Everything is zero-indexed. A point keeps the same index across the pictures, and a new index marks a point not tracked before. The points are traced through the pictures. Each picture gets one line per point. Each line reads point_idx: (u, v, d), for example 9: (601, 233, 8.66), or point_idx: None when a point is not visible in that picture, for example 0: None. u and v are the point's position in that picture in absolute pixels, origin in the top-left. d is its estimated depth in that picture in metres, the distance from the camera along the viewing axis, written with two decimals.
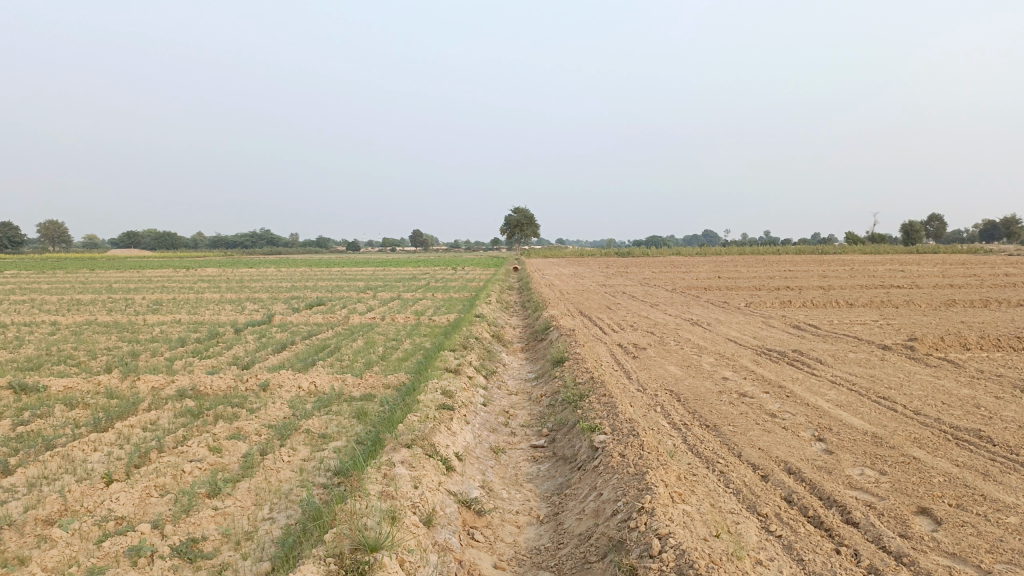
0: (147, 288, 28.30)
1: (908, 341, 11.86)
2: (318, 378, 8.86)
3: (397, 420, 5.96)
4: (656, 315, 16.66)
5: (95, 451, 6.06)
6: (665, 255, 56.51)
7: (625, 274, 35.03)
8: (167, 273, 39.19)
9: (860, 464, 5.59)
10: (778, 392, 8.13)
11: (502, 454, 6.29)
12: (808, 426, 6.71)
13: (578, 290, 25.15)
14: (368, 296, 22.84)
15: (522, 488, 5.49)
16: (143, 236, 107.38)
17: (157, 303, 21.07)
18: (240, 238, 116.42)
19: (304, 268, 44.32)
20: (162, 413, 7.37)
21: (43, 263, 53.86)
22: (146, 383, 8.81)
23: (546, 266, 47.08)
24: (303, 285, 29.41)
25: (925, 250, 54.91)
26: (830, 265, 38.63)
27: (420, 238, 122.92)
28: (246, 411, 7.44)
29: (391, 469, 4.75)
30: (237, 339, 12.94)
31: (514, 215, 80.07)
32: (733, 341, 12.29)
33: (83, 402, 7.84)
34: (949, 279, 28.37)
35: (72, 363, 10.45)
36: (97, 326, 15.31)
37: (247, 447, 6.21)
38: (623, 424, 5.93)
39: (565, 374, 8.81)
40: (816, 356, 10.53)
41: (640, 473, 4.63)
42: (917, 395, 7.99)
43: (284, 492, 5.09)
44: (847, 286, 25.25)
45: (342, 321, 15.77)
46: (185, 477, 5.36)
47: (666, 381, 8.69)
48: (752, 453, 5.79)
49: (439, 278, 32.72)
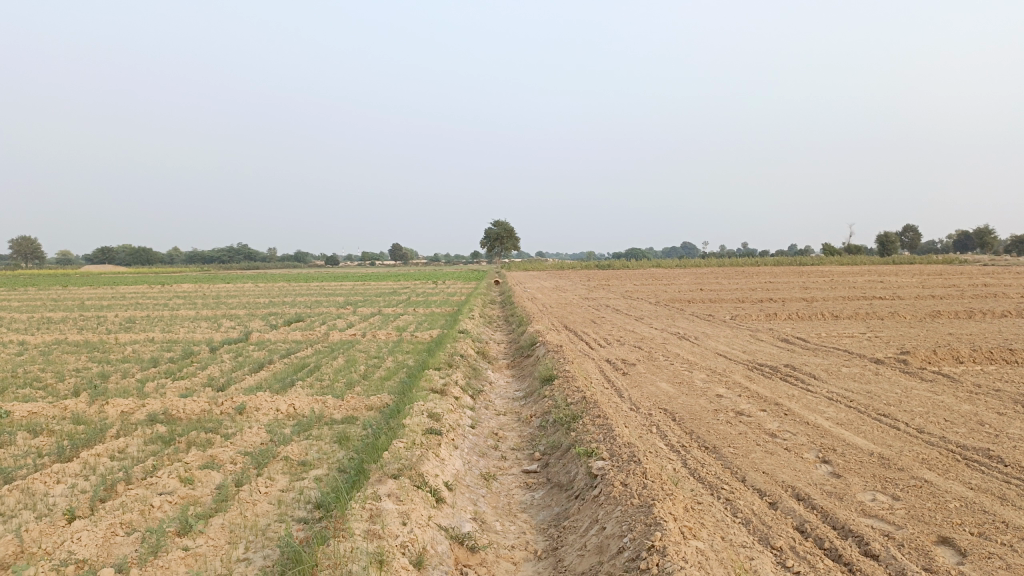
0: (120, 305, 27.58)
1: (900, 354, 11.66)
2: (297, 400, 8.47)
3: (383, 446, 5.61)
4: (642, 329, 16.39)
5: (58, 483, 5.65)
6: (645, 268, 56.46)
7: (607, 286, 34.88)
8: (141, 289, 38.62)
9: (870, 488, 5.32)
10: (775, 411, 7.86)
11: (493, 481, 5.95)
12: (811, 447, 6.45)
13: (561, 304, 24.84)
14: (348, 311, 22.37)
15: (516, 518, 5.16)
16: (118, 251, 105.74)
17: (131, 321, 20.46)
18: (217, 253, 115.06)
19: (282, 284, 43.52)
20: (131, 440, 6.95)
21: (11, 279, 52.93)
22: (114, 408, 8.36)
23: (527, 279, 46.97)
24: (282, 300, 28.93)
25: (900, 260, 55.42)
26: (810, 277, 38.76)
27: (400, 251, 122.74)
28: (221, 437, 7.05)
29: (377, 504, 4.40)
30: (213, 358, 12.49)
31: (494, 228, 79.90)
32: (723, 356, 12.03)
33: (48, 428, 7.39)
34: (929, 290, 28.51)
35: (38, 385, 9.96)
36: (67, 345, 14.77)
37: (221, 477, 5.82)
38: (622, 449, 5.63)
39: (554, 393, 8.49)
40: (810, 371, 10.29)
41: (646, 505, 4.32)
42: (918, 412, 7.75)
43: (261, 528, 4.72)
44: (832, 297, 25.18)
45: (323, 338, 15.36)
46: (154, 513, 4.98)
47: (660, 400, 8.39)
48: (757, 478, 5.51)
49: (421, 291, 32.46)
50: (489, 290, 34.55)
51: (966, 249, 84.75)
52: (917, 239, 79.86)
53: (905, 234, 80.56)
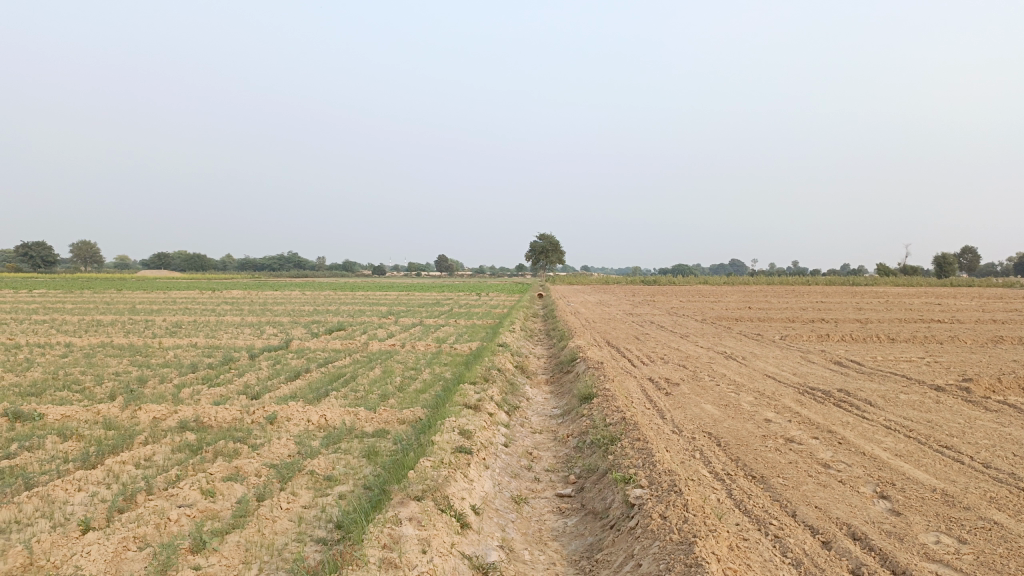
0: (169, 309, 28.03)
1: (962, 381, 11.02)
2: (329, 411, 8.28)
3: (408, 466, 5.36)
4: (688, 347, 15.93)
5: (79, 491, 5.52)
6: (693, 284, 55.54)
7: (653, 302, 34.28)
8: (191, 295, 39.35)
9: (934, 529, 4.87)
10: (828, 439, 7.41)
11: (525, 504, 5.65)
12: (868, 480, 6.01)
13: (605, 319, 24.39)
14: (389, 321, 22.31)
15: (546, 547, 4.85)
16: (172, 257, 108.33)
17: (176, 326, 20.65)
18: (267, 261, 117.03)
19: (327, 293, 43.83)
20: (158, 448, 6.82)
21: (69, 281, 55.11)
22: (146, 414, 8.27)
23: (572, 293, 46.75)
24: (325, 308, 29.05)
25: (958, 283, 53.59)
26: (862, 297, 37.68)
27: (445, 263, 123.54)
28: (249, 448, 6.87)
29: (396, 529, 4.13)
30: (250, 366, 12.44)
31: (540, 242, 79.76)
32: (771, 378, 11.54)
33: (77, 432, 7.32)
34: (990, 314, 27.33)
35: (76, 388, 9.98)
36: (110, 349, 14.90)
37: (244, 490, 5.62)
38: (662, 476, 5.28)
39: (593, 413, 8.15)
40: (865, 397, 9.76)
41: (686, 542, 3.98)
42: (983, 445, 7.21)
43: (277, 548, 4.49)
44: (887, 320, 24.26)
45: (362, 348, 15.23)
46: (170, 526, 4.79)
47: (704, 423, 8.00)
48: (808, 513, 5.11)
49: (464, 303, 32.32)
50: (533, 304, 34.25)
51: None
52: (975, 261, 77.28)
53: (964, 256, 78.12)
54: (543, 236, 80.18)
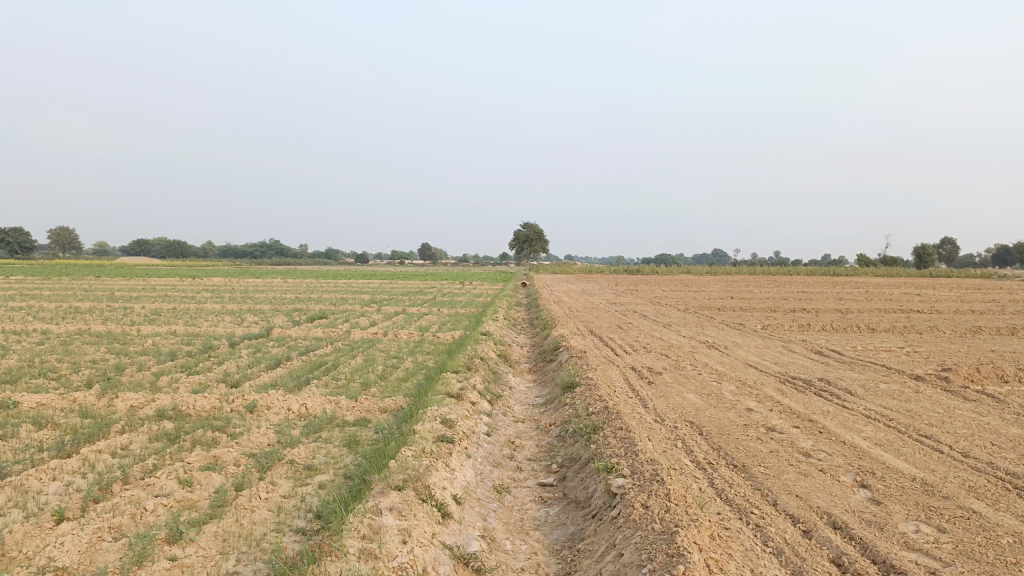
0: (148, 297, 27.74)
1: (941, 371, 11.11)
2: (310, 400, 8.20)
3: (390, 456, 5.31)
4: (670, 336, 15.97)
5: (53, 481, 5.42)
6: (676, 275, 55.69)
7: (636, 292, 34.37)
8: (171, 281, 39.03)
9: (914, 518, 4.89)
10: (809, 428, 7.44)
11: (506, 494, 5.62)
12: (848, 469, 6.03)
13: (588, 308, 24.40)
14: (372, 309, 22.20)
15: (528, 537, 4.82)
16: (152, 244, 107.27)
17: (156, 313, 20.44)
18: (249, 248, 116.12)
19: (309, 280, 43.53)
20: (135, 436, 6.73)
21: (46, 267, 54.42)
22: (124, 402, 8.16)
23: (555, 282, 46.73)
24: (307, 296, 28.88)
25: (937, 273, 54.14)
26: (843, 287, 37.96)
27: (429, 252, 123.26)
28: (228, 437, 6.79)
29: (376, 519, 4.08)
30: (230, 354, 12.32)
31: (523, 231, 79.70)
32: (753, 367, 11.58)
33: (53, 421, 7.20)
34: (968, 304, 27.62)
35: (52, 376, 9.84)
36: (88, 336, 14.71)
37: (222, 480, 5.55)
38: (644, 466, 5.26)
39: (576, 402, 8.13)
40: (846, 386, 9.82)
41: (668, 532, 3.96)
42: (962, 435, 7.26)
43: (256, 538, 4.43)
44: (867, 310, 24.43)
45: (344, 336, 15.14)
46: (147, 516, 4.72)
47: (686, 412, 8.00)
48: (790, 503, 5.11)
49: (447, 292, 32.25)
50: (516, 292, 34.21)
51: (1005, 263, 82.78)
52: (953, 252, 78.07)
53: (942, 247, 78.92)
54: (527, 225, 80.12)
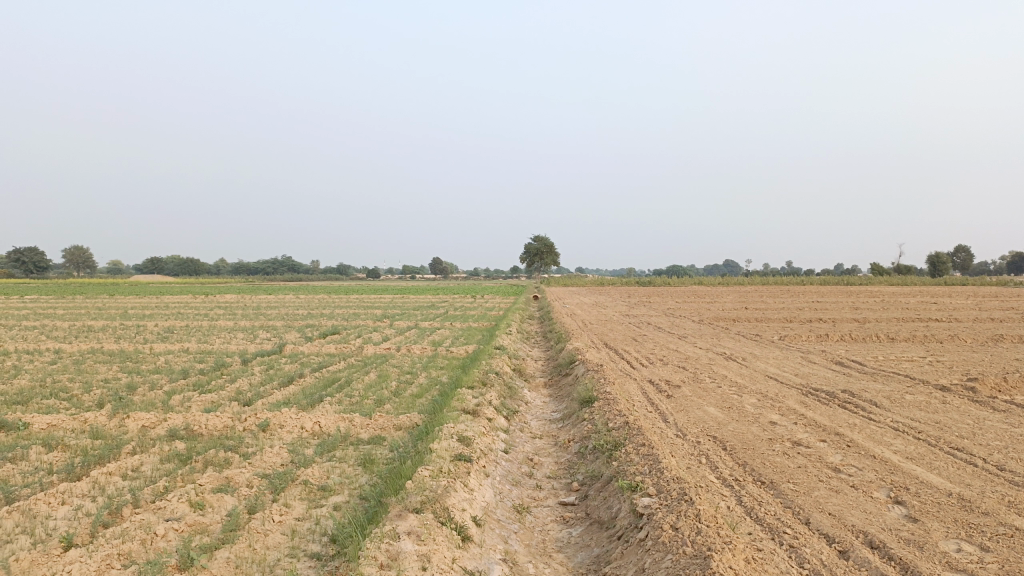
0: (161, 314, 27.73)
1: (967, 381, 10.85)
2: (323, 418, 8.06)
3: (406, 476, 5.15)
4: (686, 349, 15.75)
5: (62, 505, 5.29)
6: (687, 285, 55.42)
7: (649, 304, 34.12)
8: (183, 299, 39.15)
9: (954, 536, 4.68)
10: (836, 442, 7.22)
11: (527, 514, 5.45)
12: (881, 484, 5.82)
13: (601, 320, 24.18)
14: (384, 325, 22.08)
15: (551, 560, 4.65)
16: (165, 262, 107.89)
17: (168, 331, 20.38)
18: (260, 265, 116.33)
19: (320, 296, 43.45)
20: (146, 458, 6.59)
21: (61, 287, 54.75)
22: (135, 422, 8.03)
23: (567, 294, 46.56)
24: (319, 312, 28.78)
25: (952, 280, 53.62)
26: (857, 296, 37.61)
27: (440, 266, 123.51)
28: (240, 457, 6.64)
29: (395, 544, 3.92)
30: (243, 371, 12.21)
31: (535, 244, 79.55)
32: (773, 379, 11.36)
33: (63, 442, 7.08)
34: (987, 312, 27.25)
35: (63, 396, 9.73)
36: (100, 355, 14.63)
37: (234, 502, 5.39)
38: (670, 484, 5.08)
39: (594, 417, 7.95)
40: (870, 397, 9.58)
41: (701, 556, 3.78)
42: (996, 447, 7.03)
43: (269, 564, 4.27)
44: (885, 319, 24.11)
45: (356, 352, 15.02)
46: (157, 542, 4.57)
47: (708, 426, 7.81)
48: (822, 521, 4.91)
49: (459, 306, 32.16)
50: (527, 306, 34.03)
51: (1021, 270, 82.00)
52: (968, 259, 77.35)
53: (957, 255, 78.23)
54: (537, 238, 80.03)
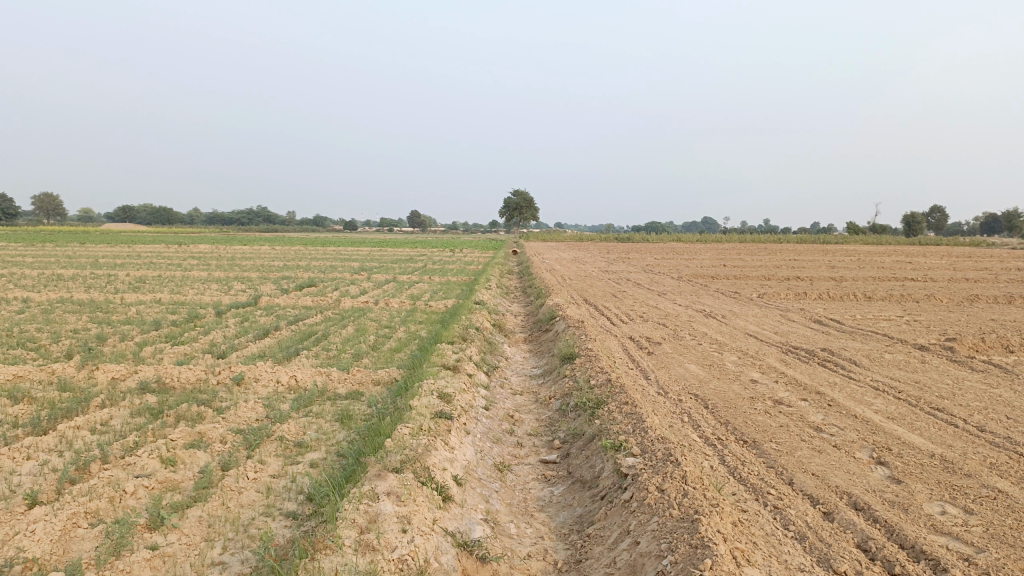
0: (133, 264, 27.24)
1: (944, 341, 10.90)
2: (300, 371, 7.90)
3: (385, 433, 5.02)
4: (666, 305, 15.71)
5: (27, 460, 5.11)
6: (665, 241, 55.48)
7: (628, 259, 34.03)
8: (156, 248, 38.55)
9: (938, 499, 4.64)
10: (818, 401, 7.20)
11: (508, 472, 5.36)
12: (863, 445, 5.79)
13: (580, 276, 24.10)
14: (362, 277, 21.81)
15: (533, 519, 4.56)
16: (138, 210, 106.14)
17: (141, 281, 19.96)
18: (235, 215, 114.63)
19: (297, 247, 42.87)
20: (116, 411, 6.40)
21: (29, 234, 53.72)
22: (105, 374, 7.82)
23: (546, 249, 46.38)
24: (296, 264, 28.42)
25: (925, 240, 54.21)
26: (833, 255, 37.76)
27: (417, 219, 122.73)
28: (214, 412, 6.47)
29: (373, 506, 3.80)
30: (217, 323, 11.97)
31: (513, 197, 78.98)
32: (753, 337, 11.35)
33: (29, 395, 6.86)
34: (961, 272, 27.50)
35: (31, 346, 9.46)
36: (70, 304, 14.29)
37: (207, 459, 5.24)
38: (655, 444, 4.99)
39: (576, 374, 7.85)
40: (850, 356, 9.59)
41: (688, 520, 3.70)
42: (975, 408, 7.04)
43: (242, 523, 4.14)
44: (861, 278, 24.24)
45: (334, 305, 14.81)
46: (126, 500, 4.42)
47: (690, 384, 7.75)
48: (806, 482, 4.86)
49: (437, 259, 31.92)
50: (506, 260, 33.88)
51: (993, 231, 83.15)
52: (942, 220, 78.13)
53: (932, 216, 78.93)
54: (516, 193, 79.46)
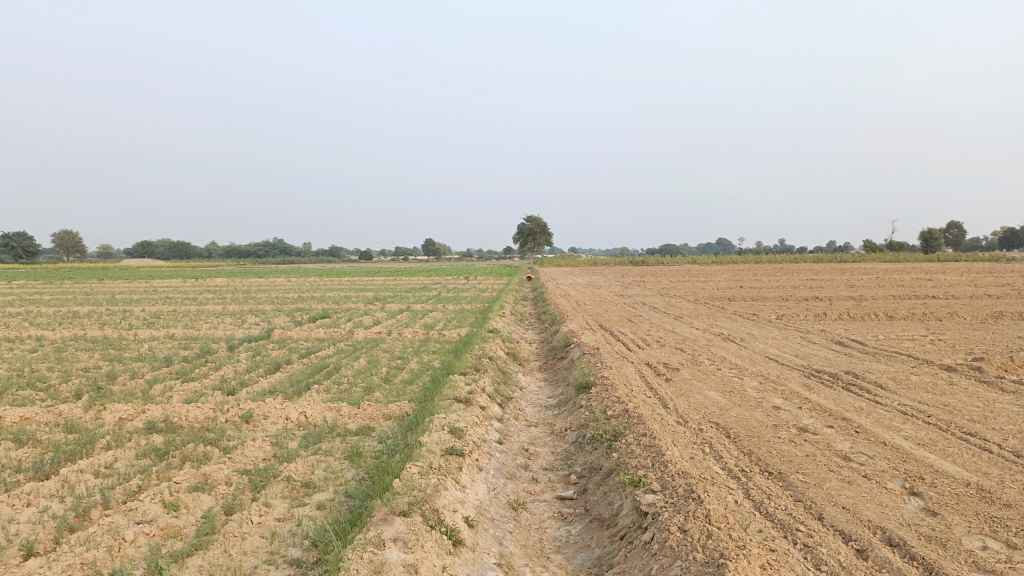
0: (149, 299, 27.25)
1: (972, 360, 10.59)
2: (310, 407, 7.72)
3: (394, 473, 4.84)
4: (683, 329, 15.45)
5: (27, 507, 4.96)
6: (680, 263, 55.21)
7: (643, 283, 33.77)
8: (174, 282, 38.77)
9: (978, 532, 4.38)
10: (844, 427, 6.93)
11: (523, 510, 5.14)
12: (894, 474, 5.53)
13: (596, 301, 23.89)
14: (376, 308, 21.69)
15: (550, 562, 4.35)
16: (157, 245, 107.30)
17: (155, 316, 19.91)
18: (251, 248, 115.49)
19: (312, 278, 42.87)
20: (121, 453, 6.25)
21: (51, 271, 54.37)
22: (112, 415, 7.68)
23: (562, 275, 46.21)
24: (311, 295, 28.36)
25: (944, 256, 53.64)
26: (852, 274, 37.18)
27: (432, 247, 123.20)
28: (220, 452, 6.30)
29: (379, 554, 3.61)
30: (229, 358, 11.83)
31: (527, 223, 79.13)
32: (774, 360, 11.07)
33: (34, 437, 6.73)
34: (983, 288, 27.08)
35: (40, 387, 9.35)
36: (83, 342, 14.21)
37: (212, 502, 5.07)
38: (676, 479, 4.77)
39: (592, 404, 7.62)
40: (875, 379, 9.30)
41: (713, 564, 3.48)
42: (1010, 431, 6.74)
43: (244, 573, 3.96)
44: (881, 296, 23.88)
45: (346, 336, 14.66)
46: (126, 549, 4.25)
47: (710, 412, 7.50)
48: (837, 516, 4.61)
49: (451, 287, 31.82)
50: (520, 286, 33.71)
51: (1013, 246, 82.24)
52: (960, 236, 77.38)
53: (949, 232, 78.28)
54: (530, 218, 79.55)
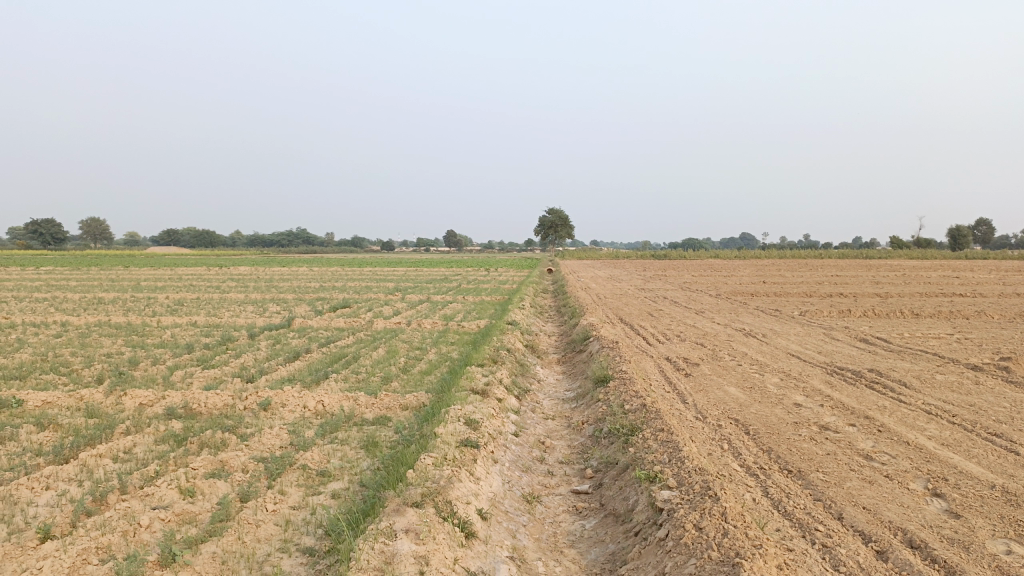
0: (172, 286, 27.54)
1: (999, 360, 10.39)
2: (327, 396, 7.73)
3: (408, 464, 4.82)
4: (704, 324, 15.33)
5: (46, 490, 5.00)
6: (703, 258, 54.86)
7: (664, 277, 33.58)
8: (198, 271, 39.18)
9: (1002, 536, 4.28)
10: (866, 426, 6.82)
11: (537, 504, 5.11)
12: (917, 475, 5.42)
13: (617, 294, 23.77)
14: (396, 298, 21.75)
15: (564, 556, 4.31)
16: (182, 233, 108.46)
17: (178, 304, 20.10)
18: (275, 237, 116.40)
19: (334, 268, 43.04)
20: (140, 439, 6.29)
21: (78, 258, 55.17)
22: (132, 400, 7.75)
23: (583, 268, 46.15)
24: (332, 285, 28.50)
25: (972, 254, 52.81)
26: (878, 270, 36.71)
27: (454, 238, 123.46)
28: (238, 439, 6.33)
29: (391, 545, 3.59)
30: (249, 346, 11.90)
31: (549, 215, 79.01)
32: (795, 357, 10.93)
33: (55, 422, 6.80)
34: (1012, 287, 26.62)
35: (63, 371, 9.46)
36: (107, 328, 14.37)
37: (227, 489, 5.08)
38: (693, 475, 4.70)
39: (609, 398, 7.56)
40: (899, 378, 9.15)
41: (729, 563, 3.43)
42: None
43: (257, 560, 3.96)
44: (907, 294, 23.53)
45: (366, 326, 14.69)
46: (141, 534, 4.27)
47: (729, 408, 7.41)
48: (857, 516, 4.53)
49: (472, 279, 31.80)
50: (541, 278, 33.63)
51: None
52: (989, 233, 76.12)
53: (978, 229, 77.04)
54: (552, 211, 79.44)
